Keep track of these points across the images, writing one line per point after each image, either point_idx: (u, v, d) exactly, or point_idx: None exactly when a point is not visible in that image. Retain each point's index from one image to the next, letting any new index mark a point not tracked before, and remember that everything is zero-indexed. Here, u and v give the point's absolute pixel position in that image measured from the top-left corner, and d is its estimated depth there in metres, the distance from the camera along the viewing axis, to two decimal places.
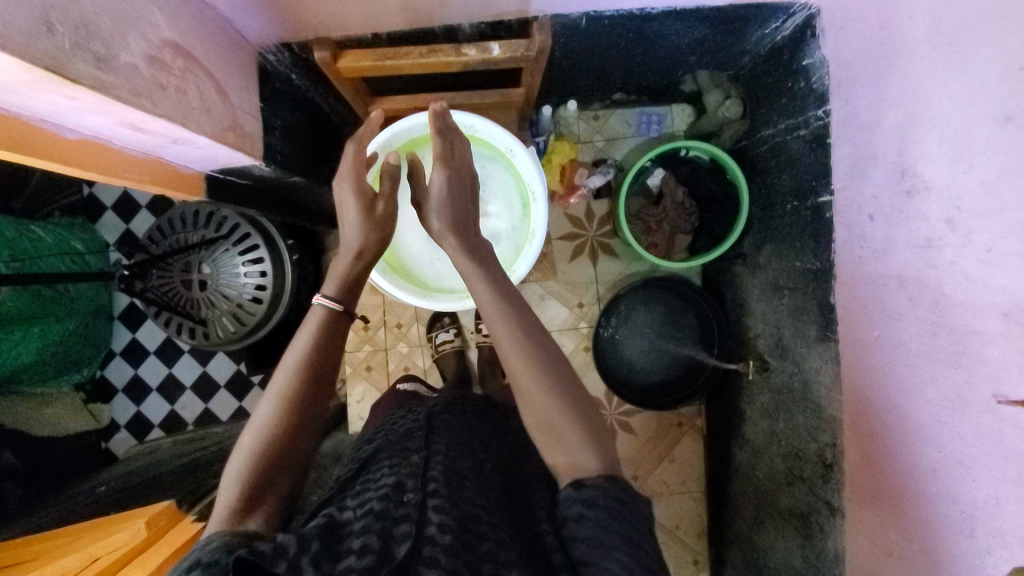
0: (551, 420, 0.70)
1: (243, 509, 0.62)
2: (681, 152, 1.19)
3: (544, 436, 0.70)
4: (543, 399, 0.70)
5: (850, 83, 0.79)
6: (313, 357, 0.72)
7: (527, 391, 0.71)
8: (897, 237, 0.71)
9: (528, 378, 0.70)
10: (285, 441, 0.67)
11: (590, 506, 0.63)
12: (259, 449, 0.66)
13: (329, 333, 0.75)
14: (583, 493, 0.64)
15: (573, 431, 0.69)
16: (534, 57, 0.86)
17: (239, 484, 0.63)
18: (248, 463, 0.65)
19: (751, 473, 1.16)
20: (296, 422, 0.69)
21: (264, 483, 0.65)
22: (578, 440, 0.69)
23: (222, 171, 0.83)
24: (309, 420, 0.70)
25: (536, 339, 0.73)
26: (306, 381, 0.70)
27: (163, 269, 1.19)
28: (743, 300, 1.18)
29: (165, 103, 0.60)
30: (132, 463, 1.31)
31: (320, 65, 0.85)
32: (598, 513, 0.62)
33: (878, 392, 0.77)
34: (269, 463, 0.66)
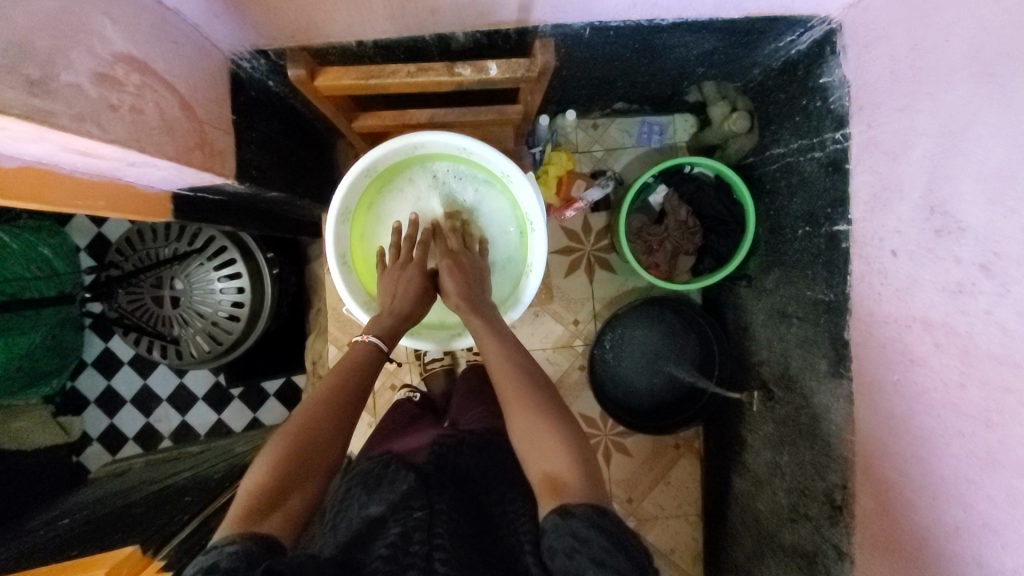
0: (535, 442, 0.69)
1: (260, 510, 0.60)
2: (684, 168, 1.13)
3: (533, 456, 0.69)
4: (535, 422, 0.71)
5: (872, 107, 0.73)
6: (347, 378, 0.75)
7: (515, 421, 0.72)
8: (924, 277, 0.66)
9: (525, 432, 0.71)
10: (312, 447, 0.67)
11: (578, 540, 0.56)
12: (284, 450, 0.65)
13: (371, 357, 0.80)
14: (569, 523, 0.58)
15: (566, 465, 0.66)
16: (534, 78, 0.78)
17: (260, 481, 0.62)
18: (273, 463, 0.64)
19: (751, 503, 1.12)
20: (328, 434, 0.69)
21: (286, 485, 0.63)
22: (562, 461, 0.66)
23: (191, 189, 0.75)
24: (340, 433, 0.70)
25: (533, 381, 0.76)
26: (343, 394, 0.73)
27: (132, 285, 1.13)
28: (747, 324, 1.12)
29: (117, 126, 0.53)
30: (102, 487, 1.23)
31: (294, 82, 0.77)
32: (589, 547, 0.55)
33: (897, 438, 0.72)
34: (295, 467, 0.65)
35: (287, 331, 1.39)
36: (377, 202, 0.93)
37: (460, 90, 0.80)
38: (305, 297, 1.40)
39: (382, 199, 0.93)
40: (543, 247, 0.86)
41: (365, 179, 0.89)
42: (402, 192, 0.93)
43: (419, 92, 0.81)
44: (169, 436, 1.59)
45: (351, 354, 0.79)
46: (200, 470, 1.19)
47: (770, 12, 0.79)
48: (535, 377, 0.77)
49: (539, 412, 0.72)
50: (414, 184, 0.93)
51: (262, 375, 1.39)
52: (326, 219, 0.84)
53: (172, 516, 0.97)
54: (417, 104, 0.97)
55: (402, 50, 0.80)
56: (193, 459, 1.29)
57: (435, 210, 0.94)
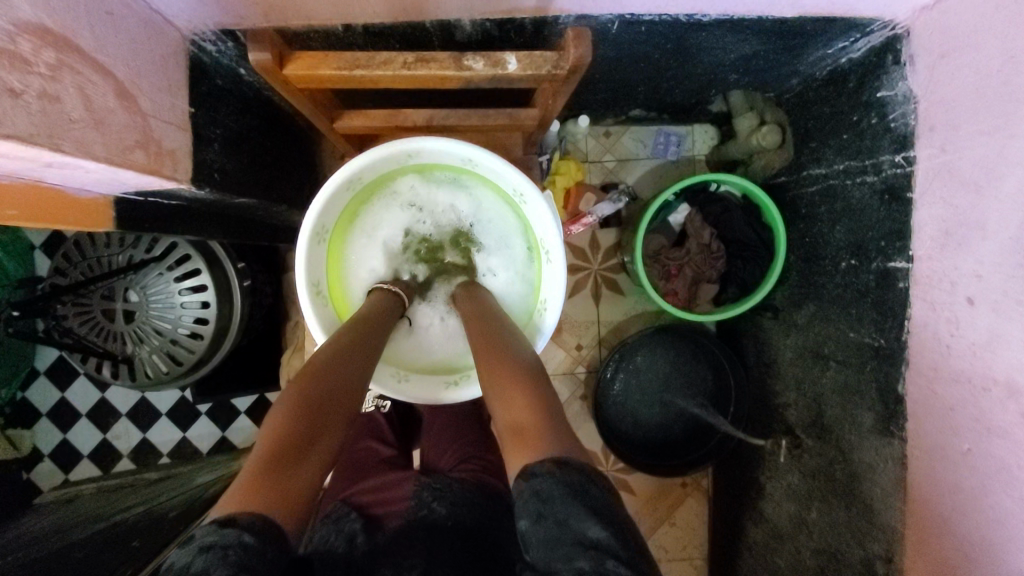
0: (498, 392, 0.63)
1: (273, 472, 0.52)
2: (710, 186, 1.03)
3: (499, 410, 0.61)
4: (504, 373, 0.64)
5: (948, 128, 0.63)
6: (356, 340, 0.69)
7: (483, 374, 0.67)
8: (1011, 332, 0.55)
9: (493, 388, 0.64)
10: (320, 406, 0.60)
11: (540, 500, 0.48)
12: (294, 410, 0.58)
13: (382, 313, 0.75)
14: (530, 480, 0.49)
15: (531, 415, 0.58)
16: (563, 76, 0.66)
17: (272, 444, 0.55)
18: (284, 422, 0.57)
19: (768, 558, 1.01)
20: (339, 397, 0.62)
21: (302, 446, 0.56)
22: (526, 405, 0.59)
23: (139, 195, 0.63)
24: (351, 392, 0.64)
25: (505, 337, 0.71)
26: (355, 351, 0.68)
27: (80, 296, 0.99)
28: (771, 359, 1.02)
29: (18, 116, 0.40)
30: (43, 518, 1.08)
31: (258, 70, 0.64)
32: (551, 507, 0.47)
33: (963, 517, 0.61)
34: (308, 427, 0.58)
35: (259, 347, 1.26)
36: (365, 215, 0.81)
37: (467, 86, 0.68)
38: (281, 309, 1.27)
39: (372, 215, 0.82)
40: (560, 280, 0.75)
41: (351, 191, 0.77)
42: (397, 210, 0.82)
43: (416, 87, 0.69)
44: (127, 454, 1.45)
45: (360, 315, 0.74)
46: (156, 504, 1.05)
47: (830, 12, 0.68)
48: (510, 336, 0.71)
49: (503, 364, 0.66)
50: (410, 199, 0.82)
51: (233, 394, 1.26)
52: (298, 239, 0.72)
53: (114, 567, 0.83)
54: (413, 103, 0.86)
55: (399, 39, 0.68)
56: (148, 489, 1.15)
57: (434, 231, 0.84)
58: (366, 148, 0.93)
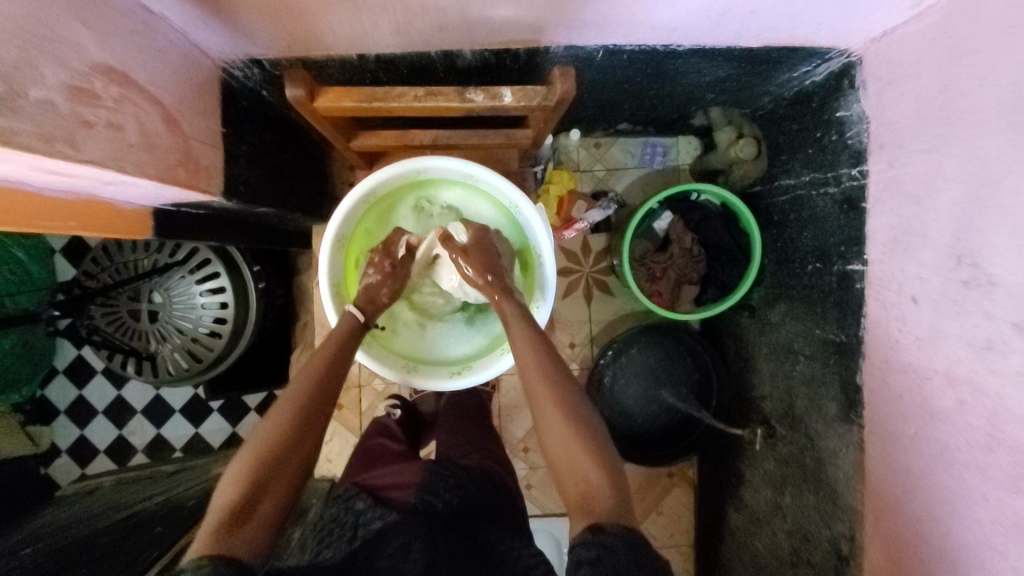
0: (561, 440, 0.68)
1: (231, 525, 0.59)
2: (690, 196, 1.11)
3: (560, 454, 0.67)
4: (560, 415, 0.69)
5: (893, 146, 0.71)
6: (322, 378, 0.72)
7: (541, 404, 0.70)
8: (947, 328, 0.63)
9: (553, 422, 0.69)
10: (280, 456, 0.65)
11: (607, 552, 0.56)
12: (256, 460, 0.64)
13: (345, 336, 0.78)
14: (601, 538, 0.57)
15: (593, 472, 0.65)
16: (551, 107, 0.74)
17: (235, 495, 0.61)
18: (246, 472, 0.63)
19: (749, 542, 1.08)
20: (298, 444, 0.67)
21: (259, 494, 0.62)
22: (583, 456, 0.66)
23: (174, 206, 0.70)
24: (311, 437, 0.68)
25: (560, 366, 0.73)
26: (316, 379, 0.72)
27: (107, 298, 1.06)
28: (749, 355, 1.10)
29: (91, 144, 0.48)
30: (67, 506, 1.14)
31: (292, 104, 0.71)
32: (614, 559, 0.55)
33: (910, 493, 0.69)
34: (267, 476, 0.63)
35: (271, 346, 1.32)
36: (374, 226, 0.89)
37: (470, 115, 0.76)
38: (291, 310, 1.34)
39: (380, 225, 0.89)
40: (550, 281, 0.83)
41: (364, 204, 0.85)
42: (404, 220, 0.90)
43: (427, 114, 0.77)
44: (142, 449, 1.51)
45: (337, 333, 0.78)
46: (173, 493, 1.12)
47: (791, 42, 0.76)
48: (552, 362, 0.73)
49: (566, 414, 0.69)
50: (415, 210, 0.90)
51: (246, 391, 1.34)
52: (320, 248, 0.80)
53: (143, 547, 0.90)
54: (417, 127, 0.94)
55: (407, 67, 0.76)
56: (165, 481, 1.21)
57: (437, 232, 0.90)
58: (374, 161, 1.01)
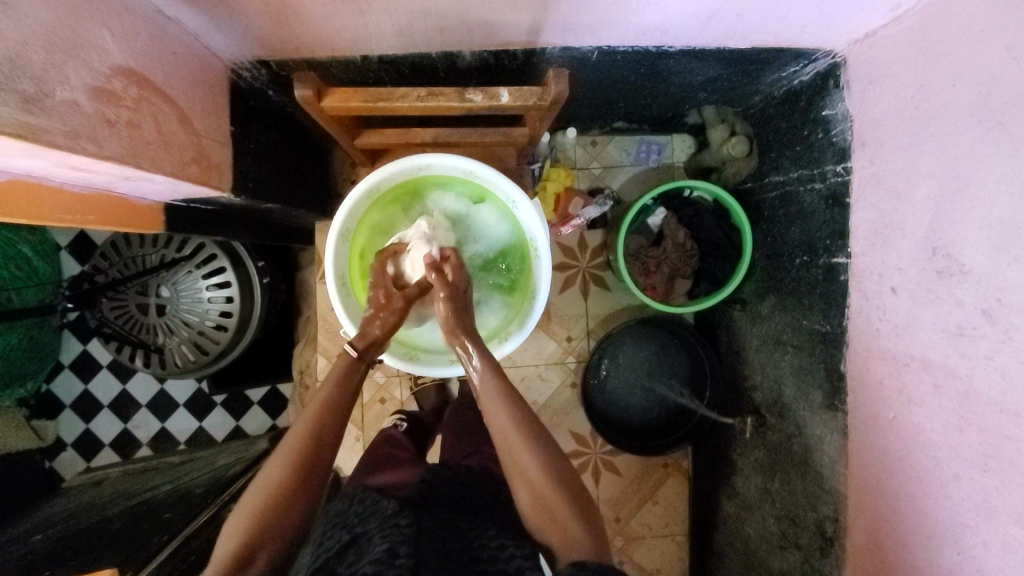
0: (539, 499, 0.70)
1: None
2: (684, 192, 1.14)
3: (538, 511, 0.70)
4: (536, 478, 0.70)
5: (874, 143, 0.74)
6: (315, 433, 0.72)
7: (516, 468, 0.71)
8: (925, 316, 0.66)
9: (529, 482, 0.70)
10: (273, 518, 0.67)
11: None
12: (251, 515, 0.67)
13: (344, 382, 0.78)
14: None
15: (574, 523, 0.68)
16: (547, 106, 0.76)
17: (231, 551, 0.65)
18: (241, 534, 0.66)
19: (740, 528, 1.11)
20: (290, 504, 0.68)
21: (255, 550, 0.66)
22: (564, 515, 0.69)
23: (186, 201, 0.73)
24: (303, 496, 0.70)
25: (534, 424, 0.74)
26: (316, 433, 0.72)
27: (116, 292, 1.09)
28: (740, 347, 1.13)
29: (113, 142, 0.51)
30: (76, 496, 1.17)
31: (300, 103, 0.74)
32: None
33: (890, 475, 0.72)
34: (260, 537, 0.66)
35: (274, 339, 1.35)
36: (374, 222, 0.90)
37: (469, 114, 0.78)
38: (294, 306, 1.37)
39: (379, 220, 0.90)
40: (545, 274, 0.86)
41: (365, 199, 0.87)
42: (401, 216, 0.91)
43: (428, 113, 0.79)
44: (147, 443, 1.54)
45: (332, 379, 0.77)
46: (180, 482, 1.14)
47: (778, 43, 0.79)
48: (528, 420, 0.74)
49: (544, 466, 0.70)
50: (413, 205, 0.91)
51: (249, 384, 1.36)
52: (327, 238, 0.83)
53: (152, 533, 0.92)
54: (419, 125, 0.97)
55: (408, 67, 0.79)
56: (171, 471, 1.24)
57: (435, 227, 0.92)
58: (376, 159, 1.04)
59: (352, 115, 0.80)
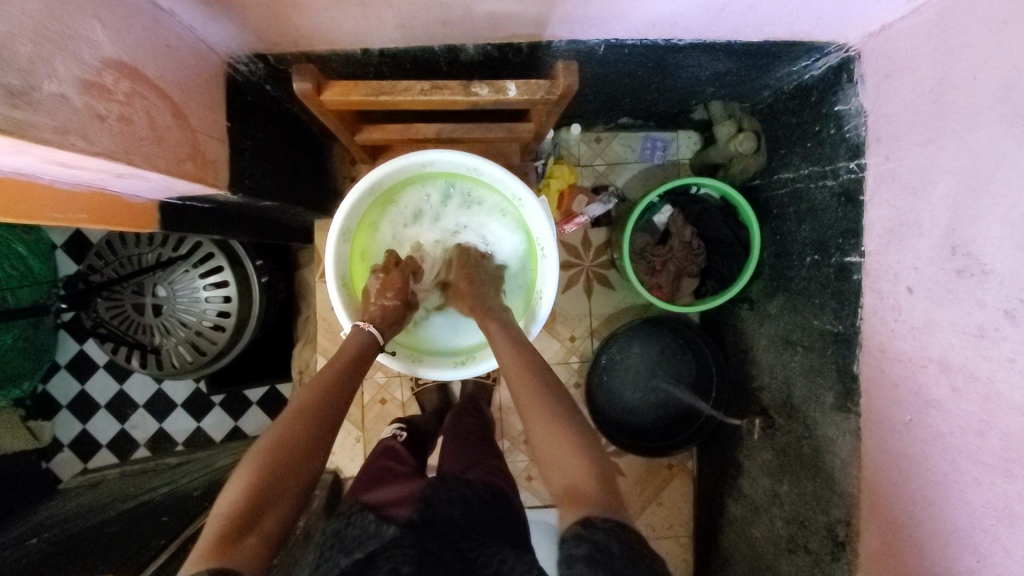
0: (550, 446, 0.66)
1: (227, 541, 0.56)
2: (690, 189, 1.12)
3: (549, 460, 0.66)
4: (549, 423, 0.68)
5: (890, 139, 0.72)
6: (319, 400, 0.71)
7: (530, 418, 0.69)
8: (943, 317, 0.64)
9: (541, 429, 0.68)
10: (277, 473, 0.62)
11: (599, 551, 0.53)
12: (256, 470, 0.62)
13: (350, 358, 0.77)
14: (594, 535, 0.54)
15: (583, 469, 0.63)
16: (554, 100, 0.74)
17: (233, 504, 0.59)
18: (244, 487, 0.60)
19: (747, 530, 1.09)
20: (296, 462, 0.64)
21: (258, 505, 0.59)
22: (576, 460, 0.64)
23: (180, 198, 0.71)
24: (311, 456, 0.66)
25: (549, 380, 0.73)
26: (324, 401, 0.71)
27: (112, 292, 1.07)
28: (748, 347, 1.11)
29: (104, 137, 0.49)
30: (72, 498, 1.15)
31: (300, 98, 0.72)
32: (610, 560, 0.52)
33: (906, 479, 0.70)
34: (263, 495, 0.60)
35: (273, 339, 1.33)
36: (378, 221, 0.89)
37: (474, 108, 0.76)
38: (293, 305, 1.35)
39: (383, 220, 0.90)
40: (554, 275, 0.84)
41: (368, 198, 0.85)
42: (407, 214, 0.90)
43: (431, 107, 0.77)
44: (144, 444, 1.52)
45: (341, 359, 0.77)
46: (179, 485, 1.12)
47: (790, 37, 0.77)
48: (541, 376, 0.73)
49: (546, 411, 0.69)
50: (417, 204, 0.90)
51: (246, 385, 1.34)
52: (328, 236, 0.80)
53: (150, 538, 0.90)
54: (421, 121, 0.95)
55: (410, 61, 0.77)
56: (169, 473, 1.22)
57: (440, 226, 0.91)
58: (376, 155, 1.02)
59: (352, 110, 0.78)
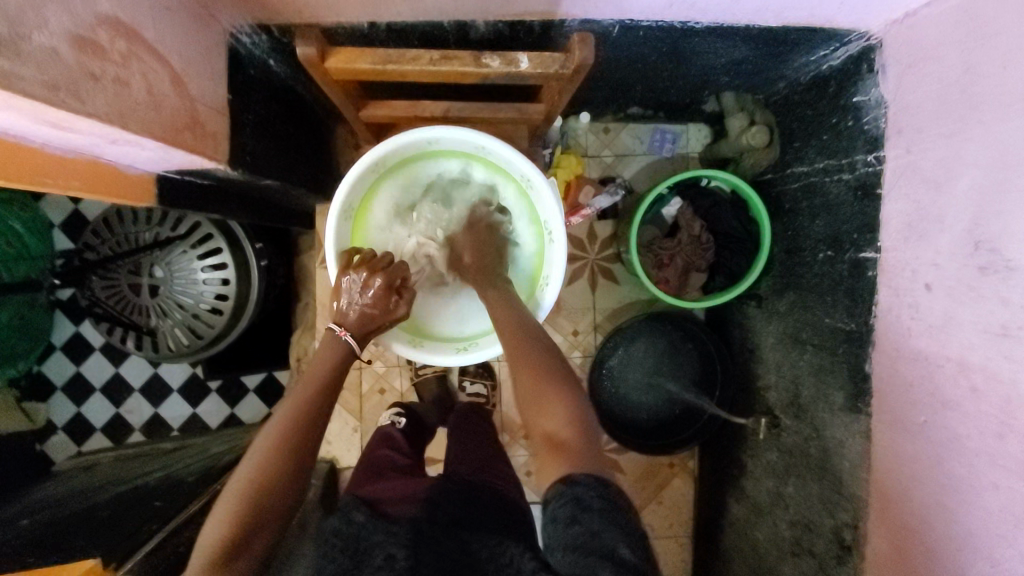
0: (539, 404, 0.72)
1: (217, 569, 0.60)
2: (701, 181, 1.10)
3: (537, 414, 0.71)
4: (541, 386, 0.72)
5: (912, 130, 0.69)
6: (299, 413, 0.70)
7: (523, 383, 0.74)
8: (963, 315, 0.62)
9: (532, 390, 0.73)
10: (266, 494, 0.64)
11: (581, 507, 0.59)
12: (240, 496, 0.63)
13: (332, 363, 0.75)
14: (576, 493, 0.60)
15: (569, 426, 0.69)
16: (568, 76, 0.72)
17: (221, 532, 0.61)
18: (230, 514, 0.62)
19: (749, 531, 1.07)
20: (284, 479, 0.65)
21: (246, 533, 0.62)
22: (565, 422, 0.69)
23: (178, 171, 0.69)
24: (296, 476, 0.67)
25: (539, 341, 0.77)
26: (303, 418, 0.70)
27: (108, 272, 1.05)
28: (754, 345, 1.09)
29: (97, 98, 0.46)
30: (65, 480, 1.13)
31: (303, 63, 0.69)
32: (588, 518, 0.58)
33: (918, 483, 0.68)
34: (253, 518, 0.63)
35: (271, 324, 1.31)
36: (380, 199, 0.86)
37: (484, 82, 0.74)
38: (293, 291, 1.33)
39: (386, 197, 0.87)
40: (561, 259, 0.82)
41: (371, 174, 0.82)
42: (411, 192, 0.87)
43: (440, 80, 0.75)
44: (139, 428, 1.50)
45: (320, 364, 0.75)
46: (171, 469, 1.10)
47: (811, 22, 0.75)
48: (534, 348, 0.76)
49: (536, 372, 0.73)
50: (421, 183, 0.87)
51: (244, 370, 1.32)
52: (328, 214, 0.79)
53: (141, 519, 0.88)
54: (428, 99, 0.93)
55: (418, 38, 0.75)
56: (163, 457, 1.20)
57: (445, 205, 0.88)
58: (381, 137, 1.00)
59: (357, 80, 0.76)
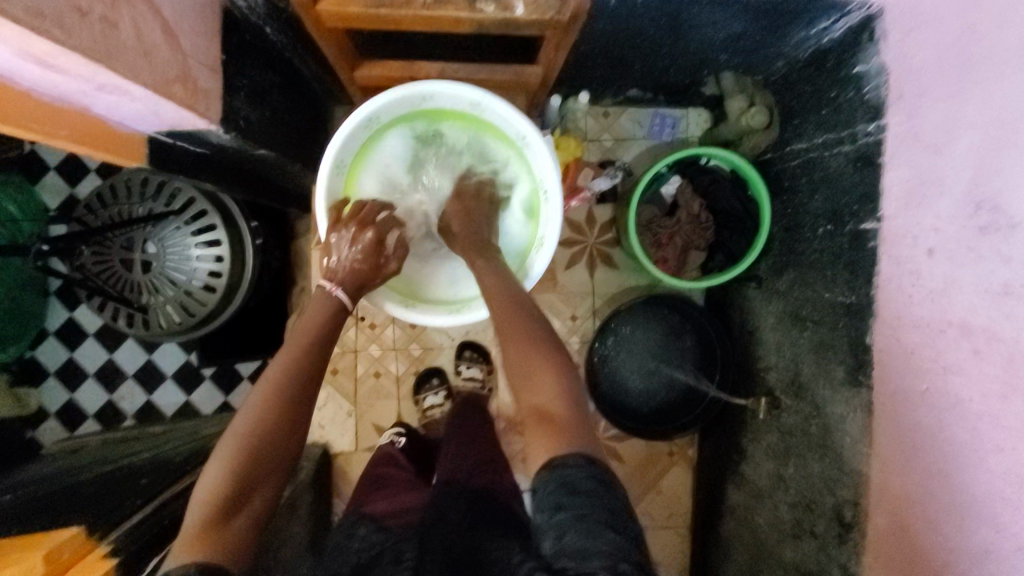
0: (525, 376, 0.69)
1: (217, 521, 0.59)
2: (700, 160, 1.09)
3: (521, 386, 0.69)
4: (527, 358, 0.70)
5: (913, 95, 0.69)
6: (296, 368, 0.68)
7: (510, 355, 0.71)
8: (964, 278, 0.61)
9: (517, 360, 0.70)
10: (265, 444, 0.63)
11: (569, 489, 0.58)
12: (239, 449, 0.62)
13: (325, 320, 0.74)
14: (559, 475, 0.59)
15: (557, 400, 0.67)
16: (565, 23, 0.72)
17: (220, 484, 0.60)
18: (229, 468, 0.61)
19: (748, 517, 1.05)
20: (283, 429, 0.65)
21: (246, 487, 0.61)
22: (554, 395, 0.67)
23: (170, 132, 0.68)
24: (295, 430, 0.66)
25: (527, 314, 0.74)
26: (301, 370, 0.68)
27: (102, 246, 1.04)
28: (753, 326, 1.08)
29: (83, 35, 0.45)
30: (54, 461, 1.11)
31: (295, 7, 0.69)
32: (576, 499, 0.58)
33: (919, 454, 0.66)
34: (253, 472, 0.62)
35: (262, 320, 1.27)
36: (374, 157, 0.86)
37: (478, 29, 0.74)
38: (288, 275, 1.32)
39: (381, 156, 0.86)
40: (556, 217, 0.81)
41: (365, 131, 0.82)
42: (405, 152, 0.87)
43: (433, 27, 0.75)
44: (131, 415, 1.48)
45: (313, 319, 0.74)
46: (161, 450, 1.08)
47: None
48: (524, 316, 0.74)
49: (523, 343, 0.71)
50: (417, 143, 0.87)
51: (235, 358, 1.28)
52: (320, 166, 0.78)
53: (129, 495, 0.86)
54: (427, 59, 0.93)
55: None
56: (153, 439, 1.18)
57: (440, 166, 0.88)
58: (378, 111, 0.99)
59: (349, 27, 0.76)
